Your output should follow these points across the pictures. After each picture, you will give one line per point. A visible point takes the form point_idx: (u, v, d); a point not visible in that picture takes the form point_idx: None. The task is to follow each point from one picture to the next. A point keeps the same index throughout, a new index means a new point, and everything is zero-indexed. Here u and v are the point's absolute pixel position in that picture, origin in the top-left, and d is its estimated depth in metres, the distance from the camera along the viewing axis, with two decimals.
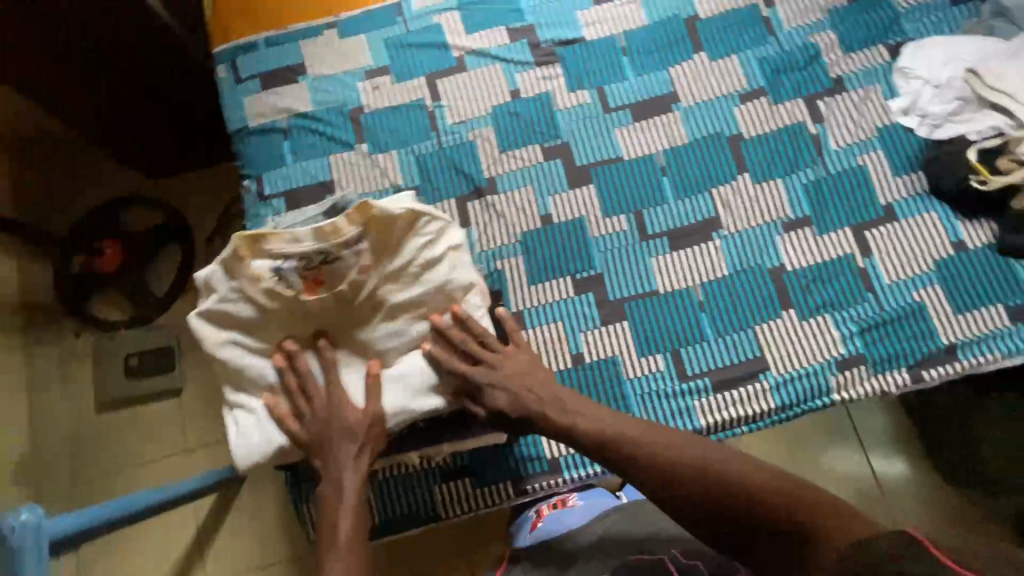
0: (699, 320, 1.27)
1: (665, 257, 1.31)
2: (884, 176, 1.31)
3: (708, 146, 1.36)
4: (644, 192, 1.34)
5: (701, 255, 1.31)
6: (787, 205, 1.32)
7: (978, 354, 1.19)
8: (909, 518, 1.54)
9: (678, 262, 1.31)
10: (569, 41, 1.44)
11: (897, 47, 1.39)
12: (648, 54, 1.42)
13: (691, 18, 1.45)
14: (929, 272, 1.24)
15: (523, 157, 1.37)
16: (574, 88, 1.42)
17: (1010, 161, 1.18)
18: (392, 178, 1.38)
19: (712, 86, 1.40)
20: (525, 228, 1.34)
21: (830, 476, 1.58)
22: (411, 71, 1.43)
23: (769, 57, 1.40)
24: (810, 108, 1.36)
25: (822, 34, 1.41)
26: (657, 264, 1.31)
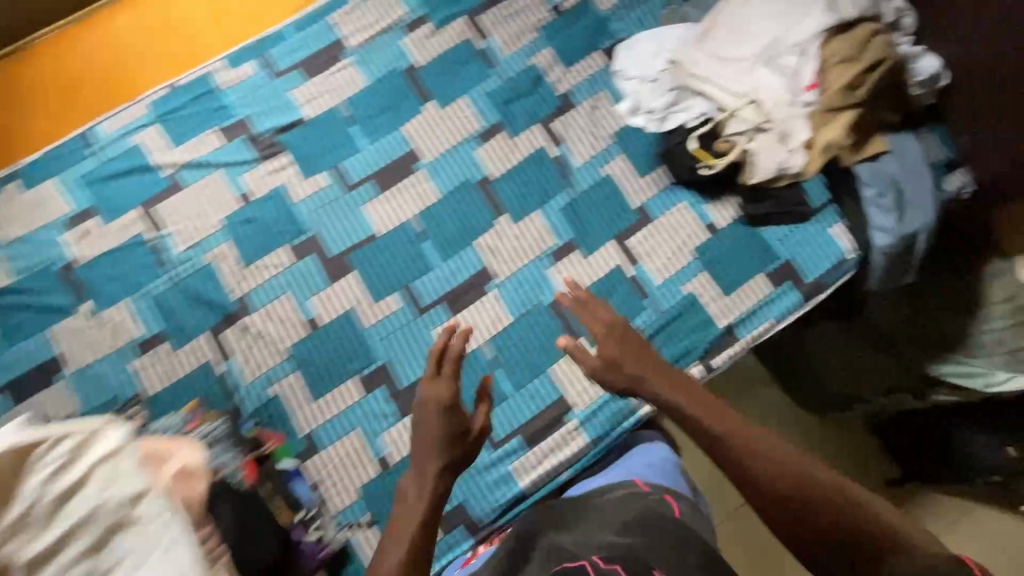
0: (495, 378, 1.22)
1: (447, 323, 1.25)
2: (630, 180, 1.32)
3: (459, 198, 1.31)
4: (409, 264, 1.28)
5: (481, 311, 1.26)
6: (550, 234, 1.29)
7: (754, 327, 1.24)
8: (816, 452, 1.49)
9: (461, 326, 1.25)
10: (288, 127, 1.33)
11: (610, 50, 1.39)
12: (374, 119, 1.35)
13: (409, 69, 1.38)
14: (692, 263, 1.27)
15: (270, 265, 1.25)
16: (308, 174, 1.32)
17: (723, 143, 1.23)
18: (129, 332, 1.22)
19: (448, 134, 1.34)
20: (292, 340, 1.22)
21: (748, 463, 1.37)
22: (120, 204, 1.28)
23: (494, 90, 1.37)
24: (546, 131, 1.35)
25: (540, 54, 1.39)
26: (440, 334, 1.24)
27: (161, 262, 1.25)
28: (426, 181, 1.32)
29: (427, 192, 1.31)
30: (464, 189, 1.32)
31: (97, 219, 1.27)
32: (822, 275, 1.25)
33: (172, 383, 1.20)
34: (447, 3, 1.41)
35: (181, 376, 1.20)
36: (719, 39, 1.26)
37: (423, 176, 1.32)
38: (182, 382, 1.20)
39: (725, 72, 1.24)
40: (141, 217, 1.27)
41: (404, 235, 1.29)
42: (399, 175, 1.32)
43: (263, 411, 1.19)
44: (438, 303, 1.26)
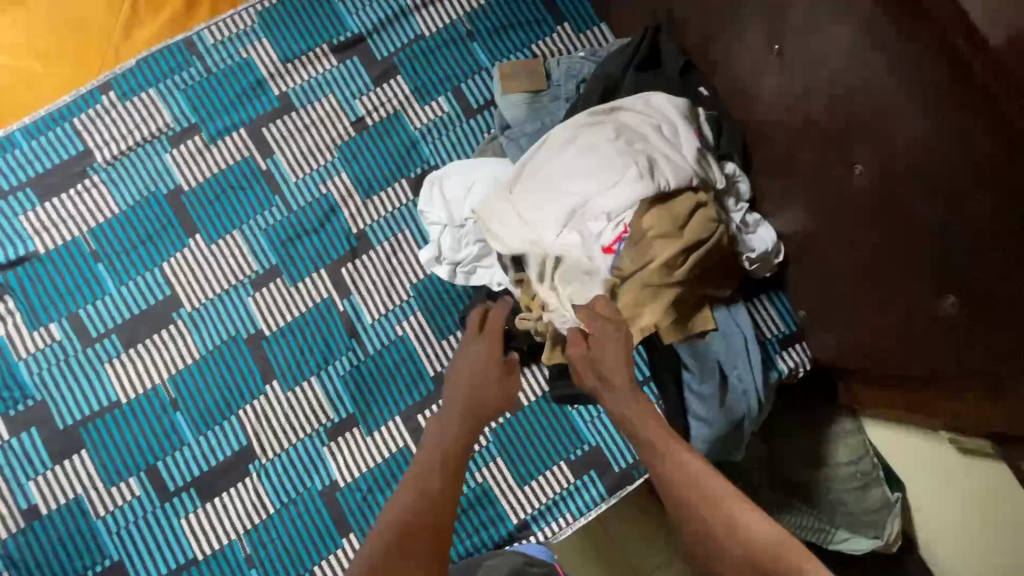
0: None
1: (196, 510, 1.08)
2: (427, 342, 1.14)
3: (222, 360, 1.12)
4: (153, 441, 1.09)
5: (238, 497, 1.09)
6: (327, 406, 1.12)
7: (550, 522, 1.11)
8: None
9: (213, 514, 1.08)
10: (15, 262, 1.11)
11: (419, 179, 1.18)
12: (125, 254, 1.13)
13: (173, 192, 1.15)
14: (488, 444, 1.13)
15: None
16: (37, 324, 1.09)
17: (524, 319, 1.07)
18: None
19: (215, 278, 1.14)
20: (6, 533, 1.04)
21: None
22: None
23: (276, 223, 1.16)
24: (333, 279, 1.15)
25: (335, 180, 1.18)
26: (185, 526, 1.07)
27: None
28: (183, 337, 1.12)
29: (184, 351, 1.12)
30: (226, 350, 1.12)
31: None
32: (630, 465, 1.13)
33: None
34: (225, 110, 1.17)
35: None
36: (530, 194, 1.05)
37: (180, 330, 1.12)
38: None
39: (526, 241, 1.04)
40: None
41: (152, 404, 1.10)
42: (152, 328, 1.12)
43: None
44: (187, 488, 1.08)
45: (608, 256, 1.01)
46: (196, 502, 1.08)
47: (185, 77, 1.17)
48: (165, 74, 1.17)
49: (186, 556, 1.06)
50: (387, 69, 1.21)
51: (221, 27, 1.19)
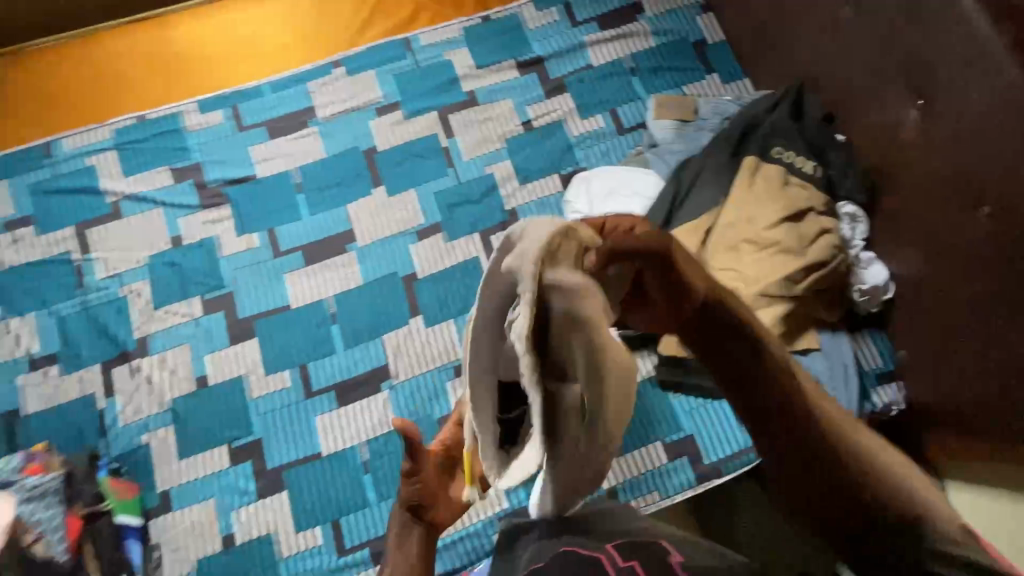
0: (362, 482, 1.19)
1: (331, 412, 1.23)
2: None
3: (380, 292, 1.31)
4: (310, 345, 1.27)
5: (367, 410, 1.24)
6: (458, 347, 1.28)
7: (637, 496, 1.19)
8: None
9: (344, 420, 1.23)
10: (238, 181, 1.36)
11: (570, 176, 1.38)
12: (321, 191, 1.37)
13: (369, 150, 1.39)
14: None
15: (178, 313, 1.27)
16: (242, 231, 1.33)
17: None
18: (22, 348, 1.23)
19: (387, 224, 1.35)
20: (178, 392, 1.23)
21: None
22: (57, 219, 1.30)
23: (445, 190, 1.38)
24: (483, 244, 1.34)
25: (499, 164, 1.39)
26: (320, 424, 1.23)
27: (77, 285, 1.27)
28: (353, 266, 1.32)
29: (352, 278, 1.32)
30: (384, 283, 1.31)
31: (29, 227, 1.30)
32: (719, 460, 1.21)
33: (48, 409, 1.20)
34: (424, 96, 1.43)
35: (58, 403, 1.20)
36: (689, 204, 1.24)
37: (352, 260, 1.33)
38: (58, 410, 1.20)
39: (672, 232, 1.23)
40: (70, 236, 1.30)
41: (316, 315, 1.29)
42: (329, 254, 1.33)
43: (127, 458, 1.19)
44: (329, 391, 1.24)
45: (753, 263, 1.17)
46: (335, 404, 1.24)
47: (399, 66, 1.45)
48: (384, 61, 1.45)
49: (315, 450, 1.21)
50: (558, 86, 1.45)
51: (434, 34, 1.48)
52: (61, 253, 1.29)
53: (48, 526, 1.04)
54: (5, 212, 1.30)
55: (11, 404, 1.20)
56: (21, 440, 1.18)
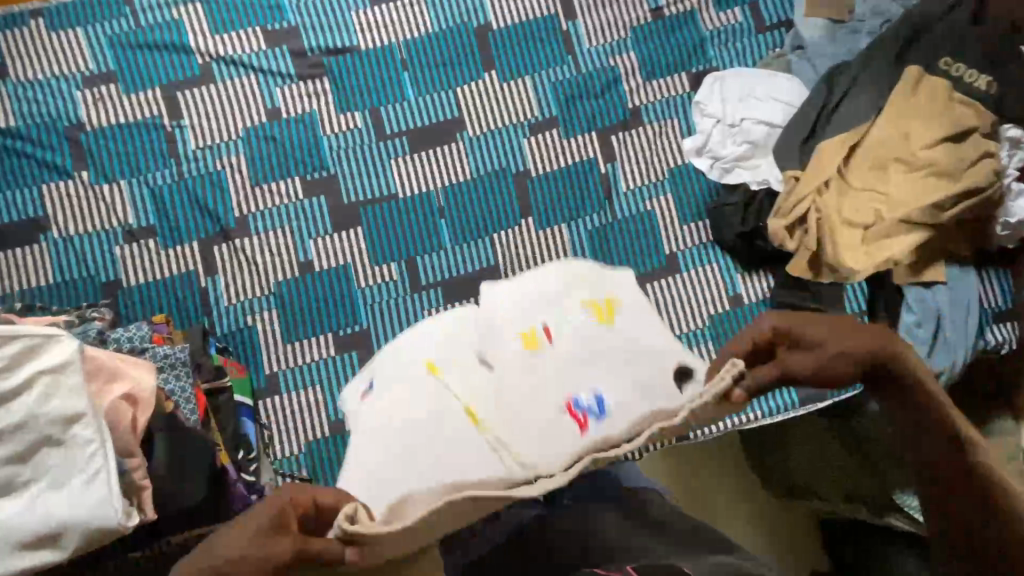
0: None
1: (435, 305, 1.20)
2: (671, 224, 1.24)
3: (490, 187, 1.23)
4: (415, 238, 1.21)
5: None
6: (570, 253, 1.23)
7: (742, 413, 1.21)
8: (754, 487, 1.43)
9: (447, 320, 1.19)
10: (339, 51, 1.23)
11: (699, 76, 1.27)
12: (428, 71, 1.25)
13: (482, 28, 1.26)
14: (704, 328, 1.22)
15: (280, 192, 1.20)
16: (344, 109, 1.22)
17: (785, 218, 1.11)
18: (118, 217, 1.17)
19: (500, 114, 1.25)
20: (282, 276, 1.18)
21: (736, 486, 1.42)
22: (144, 79, 1.20)
23: (563, 80, 1.26)
24: (602, 143, 1.24)
25: (624, 56, 1.27)
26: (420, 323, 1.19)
27: (169, 154, 1.19)
28: (461, 158, 1.24)
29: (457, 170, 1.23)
30: (491, 176, 1.24)
31: (114, 85, 1.19)
32: (826, 384, 1.21)
33: (151, 283, 1.17)
34: None
35: (160, 277, 1.17)
36: (844, 115, 1.14)
37: (460, 150, 1.24)
38: (160, 284, 1.17)
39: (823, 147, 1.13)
40: (159, 99, 1.19)
41: (425, 207, 1.22)
42: (435, 141, 1.24)
43: (232, 338, 1.17)
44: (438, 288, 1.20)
45: (906, 188, 1.09)
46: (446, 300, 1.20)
47: None
48: None
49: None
50: None
51: None
52: (149, 117, 1.19)
53: (181, 397, 0.93)
54: (87, 66, 1.19)
55: (111, 274, 1.16)
56: (126, 312, 1.15)
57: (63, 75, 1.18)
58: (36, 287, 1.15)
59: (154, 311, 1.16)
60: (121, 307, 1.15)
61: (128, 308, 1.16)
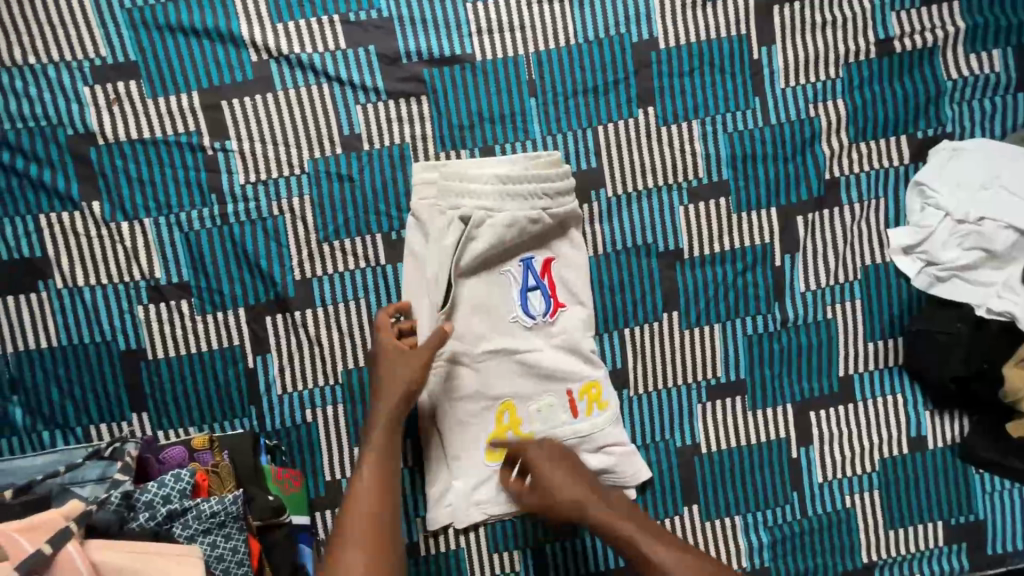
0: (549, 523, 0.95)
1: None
2: (853, 338, 0.96)
3: (534, 297, 0.89)
4: (498, 358, 0.89)
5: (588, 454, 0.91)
6: (721, 361, 0.96)
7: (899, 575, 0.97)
8: None
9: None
10: (447, 61, 0.90)
11: (924, 143, 0.94)
12: (564, 100, 0.92)
13: (643, 45, 0.92)
14: (871, 472, 0.97)
15: (355, 251, 0.90)
16: (447, 145, 0.91)
17: None
18: (140, 268, 0.89)
19: (653, 165, 0.93)
20: (353, 361, 0.92)
21: None
22: (177, 79, 0.86)
23: (741, 131, 0.93)
24: (782, 224, 0.94)
25: (828, 104, 0.93)
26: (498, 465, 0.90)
27: (209, 187, 0.88)
28: (491, 244, 0.84)
29: (478, 239, 0.84)
30: (523, 278, 0.89)
31: (135, 84, 0.86)
32: (1007, 553, 0.97)
33: (183, 357, 0.90)
34: None
35: (195, 351, 0.90)
36: None
37: (515, 232, 0.85)
38: (196, 359, 0.90)
39: None
40: (197, 108, 0.87)
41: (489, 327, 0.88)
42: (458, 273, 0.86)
43: (286, 435, 0.92)
44: (508, 427, 0.89)
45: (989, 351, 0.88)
46: (504, 426, 0.90)
47: None
48: None
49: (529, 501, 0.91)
50: None
51: None
52: (184, 134, 0.87)
53: (234, 563, 0.69)
54: (98, 52, 0.86)
55: (131, 341, 0.90)
56: (152, 391, 0.90)
57: (64, 61, 0.85)
58: (34, 348, 0.88)
59: (188, 392, 0.90)
60: (146, 384, 0.90)
61: (154, 387, 0.90)
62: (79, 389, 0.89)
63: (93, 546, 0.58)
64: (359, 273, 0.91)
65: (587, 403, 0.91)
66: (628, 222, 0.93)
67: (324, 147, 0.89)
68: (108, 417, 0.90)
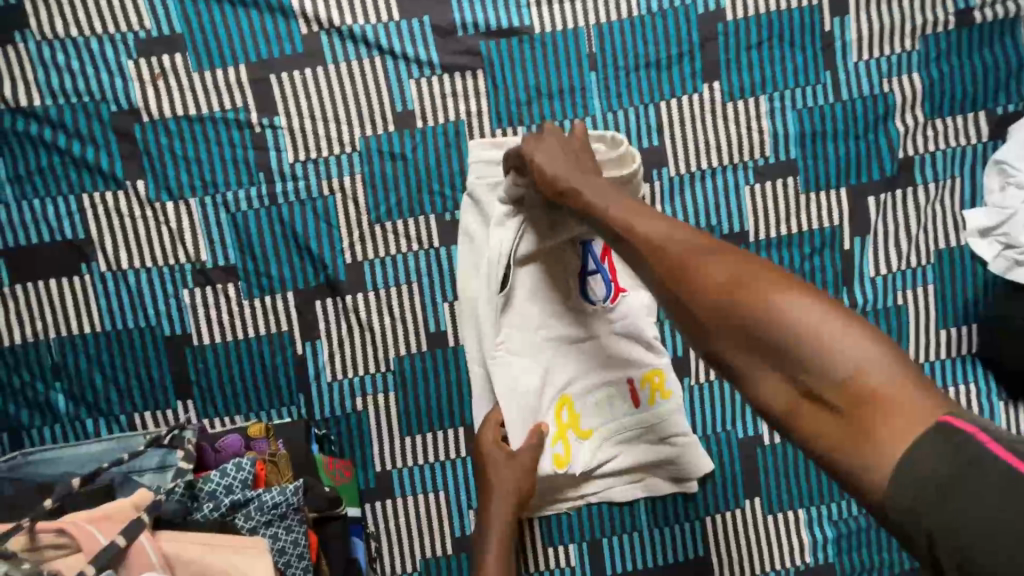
0: (606, 513, 0.92)
1: (598, 443, 0.87)
2: (925, 325, 0.92)
3: (593, 282, 0.86)
4: (557, 345, 0.86)
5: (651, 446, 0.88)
6: None
7: None
8: None
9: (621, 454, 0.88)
10: (504, 33, 0.85)
11: (1004, 120, 0.89)
12: (625, 75, 0.87)
13: (710, 17, 0.87)
14: None
15: (408, 233, 0.87)
16: (503, 122, 0.87)
17: None
18: (186, 251, 0.85)
19: (718, 143, 0.89)
20: (405, 348, 0.88)
21: None
22: (224, 52, 0.83)
23: (810, 107, 0.89)
24: (852, 205, 0.90)
25: (903, 79, 0.89)
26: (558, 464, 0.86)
27: (257, 166, 0.85)
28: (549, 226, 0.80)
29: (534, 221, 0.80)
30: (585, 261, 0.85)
31: (180, 57, 0.82)
32: None
33: (229, 343, 0.87)
34: None
35: (242, 336, 0.87)
36: None
37: None
38: (243, 345, 0.87)
39: None
40: (245, 83, 0.83)
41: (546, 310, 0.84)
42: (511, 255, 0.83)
43: (336, 424, 0.89)
44: (568, 426, 0.86)
45: None
46: (564, 424, 0.86)
47: None
48: None
49: (590, 495, 0.90)
50: None
51: None
52: (231, 110, 0.84)
53: (292, 555, 0.66)
54: (142, 24, 0.82)
55: (176, 326, 0.86)
56: (198, 378, 0.87)
57: (107, 33, 0.82)
58: (77, 333, 0.85)
59: (234, 379, 0.87)
60: (191, 371, 0.87)
61: (200, 373, 0.87)
62: (123, 376, 0.86)
63: (161, 536, 0.55)
64: (412, 256, 0.87)
65: (647, 391, 0.87)
66: (691, 202, 0.89)
67: (376, 124, 0.85)
68: (152, 405, 0.87)
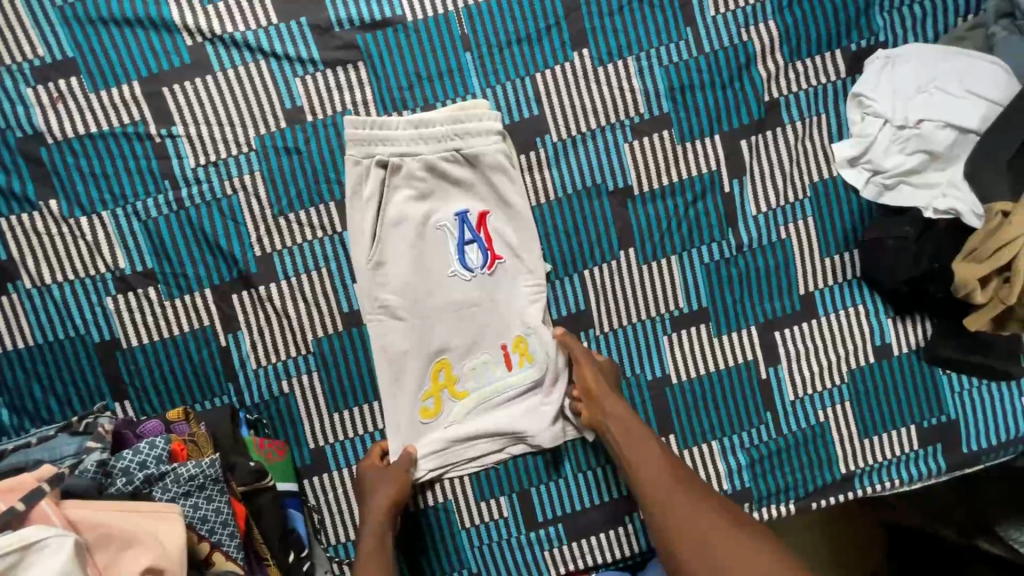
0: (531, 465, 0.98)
1: (471, 404, 0.95)
2: (809, 255, 0.98)
3: (472, 251, 0.94)
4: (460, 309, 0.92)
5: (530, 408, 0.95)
6: (680, 293, 0.98)
7: (878, 482, 0.99)
8: None
9: (497, 412, 0.96)
10: (378, 25, 0.91)
11: (860, 55, 0.95)
12: (498, 52, 0.93)
13: None
14: (840, 386, 0.99)
15: (311, 222, 0.92)
16: (388, 108, 0.92)
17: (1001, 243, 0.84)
18: (105, 261, 0.91)
19: (593, 106, 0.94)
20: (322, 330, 0.94)
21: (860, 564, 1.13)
22: (116, 72, 0.88)
23: (677, 63, 0.94)
24: (726, 150, 0.96)
25: (760, 27, 0.94)
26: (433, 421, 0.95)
27: (162, 174, 0.90)
28: None
29: None
30: (459, 232, 0.93)
31: (76, 79, 0.88)
32: (981, 450, 0.99)
33: (156, 343, 0.93)
34: None
35: (167, 336, 0.93)
36: None
37: None
38: (169, 344, 0.93)
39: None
40: (139, 98, 0.89)
41: (430, 276, 0.93)
42: (384, 227, 0.91)
43: (266, 409, 0.94)
44: (443, 386, 0.95)
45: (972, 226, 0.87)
46: (438, 384, 0.95)
47: None
48: None
49: (483, 460, 0.96)
50: None
51: None
52: (130, 125, 0.89)
53: (217, 523, 0.72)
54: (36, 53, 0.87)
55: (105, 332, 0.92)
56: (132, 379, 0.93)
57: (4, 65, 0.87)
58: (12, 349, 0.91)
59: (165, 376, 0.93)
60: (123, 373, 0.92)
61: (133, 375, 0.93)
62: (61, 386, 0.92)
63: (69, 505, 0.61)
64: (317, 244, 0.93)
65: (517, 357, 0.95)
66: (575, 164, 0.95)
67: (270, 123, 0.91)
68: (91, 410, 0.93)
